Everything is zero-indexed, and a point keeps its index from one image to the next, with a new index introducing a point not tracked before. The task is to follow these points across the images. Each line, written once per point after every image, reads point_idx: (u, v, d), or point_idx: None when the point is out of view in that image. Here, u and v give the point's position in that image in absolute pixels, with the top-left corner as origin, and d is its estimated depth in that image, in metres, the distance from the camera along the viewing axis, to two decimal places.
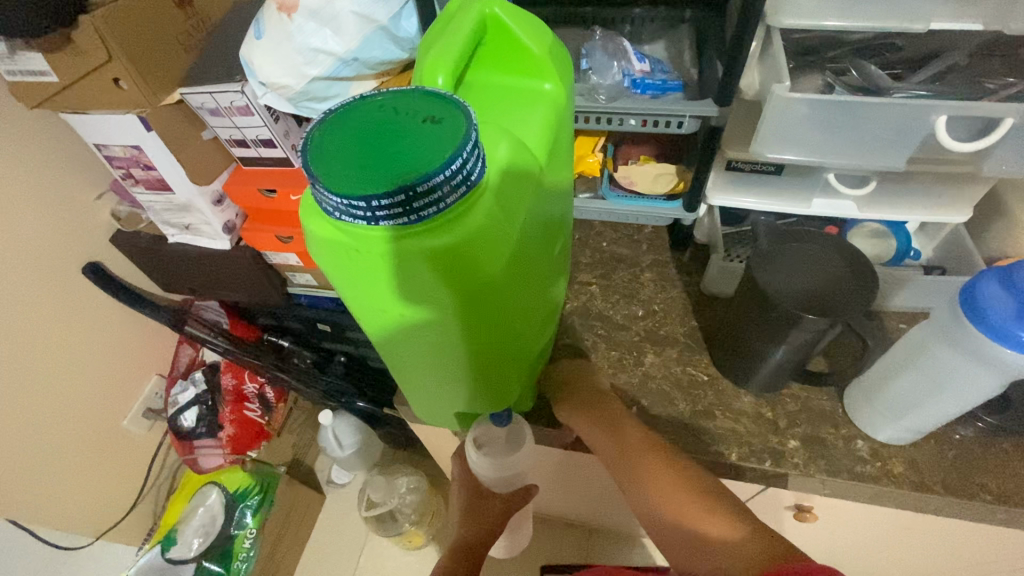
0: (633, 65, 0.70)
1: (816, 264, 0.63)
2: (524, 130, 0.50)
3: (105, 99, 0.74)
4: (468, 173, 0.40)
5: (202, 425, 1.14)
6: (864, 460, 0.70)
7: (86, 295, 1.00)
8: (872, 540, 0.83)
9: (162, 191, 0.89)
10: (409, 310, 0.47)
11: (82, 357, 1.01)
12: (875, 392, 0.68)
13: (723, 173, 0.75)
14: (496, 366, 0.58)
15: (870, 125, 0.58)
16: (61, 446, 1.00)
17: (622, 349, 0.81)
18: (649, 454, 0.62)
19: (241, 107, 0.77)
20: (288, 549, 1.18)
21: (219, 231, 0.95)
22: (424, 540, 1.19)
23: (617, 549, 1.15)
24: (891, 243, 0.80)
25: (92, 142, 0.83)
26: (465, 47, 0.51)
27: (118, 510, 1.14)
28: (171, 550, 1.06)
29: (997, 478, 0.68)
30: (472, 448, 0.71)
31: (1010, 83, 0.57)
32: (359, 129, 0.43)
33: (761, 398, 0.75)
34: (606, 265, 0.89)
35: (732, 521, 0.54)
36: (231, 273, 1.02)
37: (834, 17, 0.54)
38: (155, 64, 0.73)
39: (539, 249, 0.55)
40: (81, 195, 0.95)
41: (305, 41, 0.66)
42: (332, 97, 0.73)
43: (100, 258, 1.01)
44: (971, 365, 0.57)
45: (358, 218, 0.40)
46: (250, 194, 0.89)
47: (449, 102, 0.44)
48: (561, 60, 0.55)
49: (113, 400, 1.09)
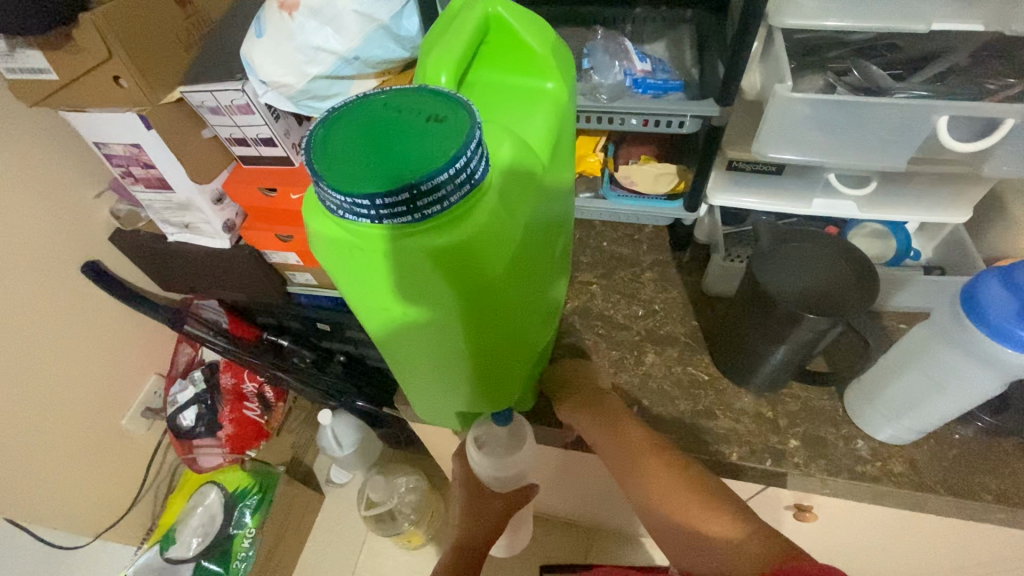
0: (635, 65, 0.69)
1: (817, 264, 0.63)
2: (527, 129, 0.50)
3: (105, 97, 0.74)
4: (472, 171, 0.40)
5: (201, 424, 1.12)
6: (864, 459, 0.70)
7: (84, 294, 1.00)
8: (872, 540, 0.83)
9: (162, 190, 0.88)
10: (413, 308, 0.47)
11: (80, 357, 1.01)
12: (875, 392, 0.68)
13: (724, 173, 0.75)
14: (499, 365, 0.58)
15: (872, 126, 0.58)
16: (59, 446, 1.00)
17: (622, 349, 0.81)
18: (650, 453, 0.62)
19: (241, 105, 0.77)
20: (287, 548, 1.18)
21: (219, 230, 0.94)
22: (423, 540, 1.19)
23: (617, 549, 1.15)
24: (891, 243, 0.80)
25: (91, 140, 0.83)
26: (467, 46, 0.51)
27: (117, 510, 1.14)
28: (171, 549, 1.06)
29: (996, 478, 0.68)
30: (472, 448, 0.71)
31: (1011, 84, 0.57)
32: (363, 127, 0.43)
33: (762, 398, 0.75)
34: (606, 265, 0.89)
35: (732, 521, 0.54)
36: (231, 272, 1.02)
37: (836, 17, 0.54)
38: (155, 62, 0.73)
39: (541, 248, 0.55)
40: (80, 194, 0.95)
41: (306, 40, 0.66)
42: (333, 96, 0.73)
43: (99, 257, 1.01)
44: (972, 365, 0.58)
45: (361, 216, 0.40)
46: (250, 193, 0.89)
47: (453, 100, 0.44)
48: (564, 59, 0.55)
49: (111, 400, 1.09)
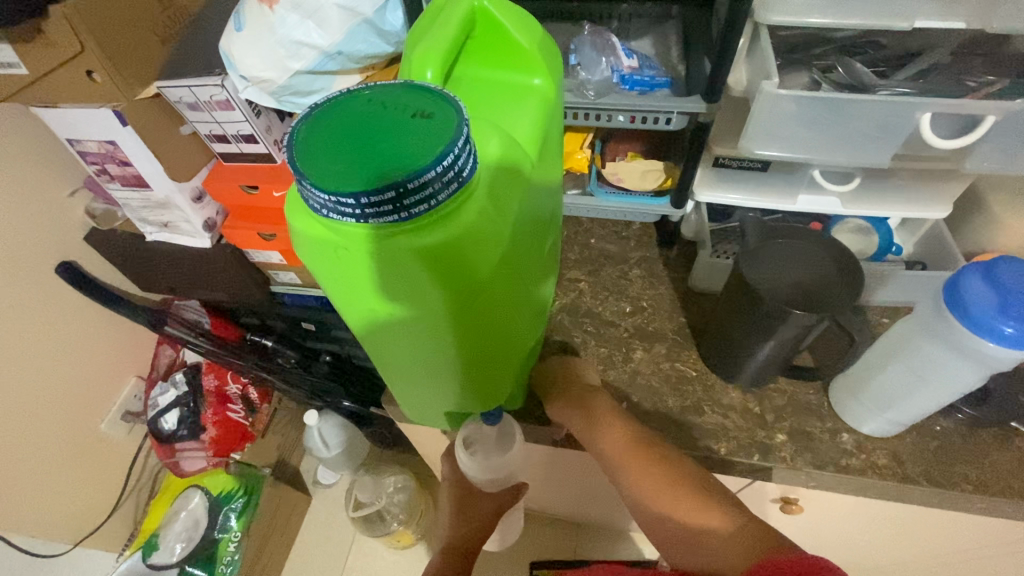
0: (621, 61, 0.69)
1: (800, 259, 0.63)
2: (514, 127, 0.50)
3: (78, 92, 0.72)
4: (460, 169, 0.39)
5: (183, 427, 1.11)
6: (848, 452, 0.71)
7: (58, 295, 0.97)
8: (856, 530, 0.84)
9: (139, 188, 0.86)
10: (397, 308, 0.46)
11: (55, 360, 0.98)
12: (860, 386, 0.69)
13: (711, 170, 0.76)
14: (486, 365, 0.58)
15: (856, 122, 0.58)
16: (33, 453, 0.97)
17: (610, 346, 0.81)
18: (640, 451, 0.62)
19: (221, 102, 0.75)
20: (274, 551, 1.16)
21: (199, 229, 0.92)
22: (413, 539, 1.19)
23: (606, 544, 1.16)
24: (873, 239, 0.81)
25: (65, 137, 0.80)
26: (454, 40, 0.50)
27: (96, 516, 1.11)
28: (153, 555, 1.04)
29: (976, 468, 0.69)
30: (462, 449, 0.71)
31: (990, 82, 0.58)
32: (347, 124, 0.42)
33: (749, 393, 0.76)
34: (594, 262, 0.89)
35: (725, 514, 0.54)
36: (213, 272, 0.99)
37: (820, 13, 0.54)
38: (130, 56, 0.71)
39: (530, 245, 0.54)
40: (53, 192, 0.92)
41: (288, 35, 0.64)
42: (316, 91, 0.71)
43: (73, 257, 0.98)
44: (952, 359, 0.58)
45: (345, 216, 0.39)
46: (232, 190, 0.87)
47: (440, 96, 0.43)
48: (551, 54, 0.54)
49: (87, 405, 1.06)
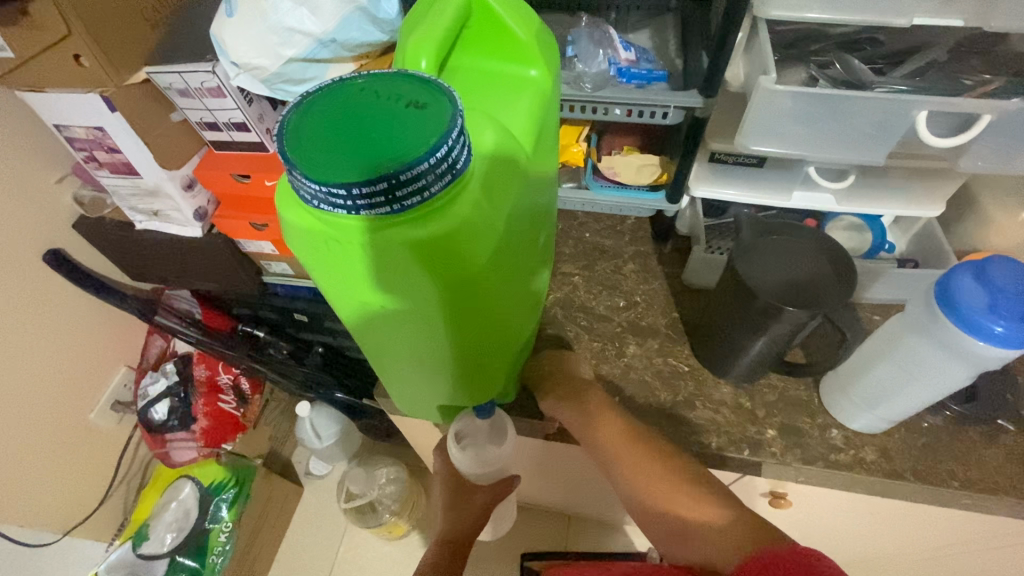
0: (619, 54, 0.68)
1: (793, 255, 0.63)
2: (510, 120, 0.49)
3: (65, 77, 0.70)
4: (455, 160, 0.39)
5: (174, 417, 1.11)
6: (837, 448, 0.72)
7: (45, 283, 0.96)
8: (844, 524, 0.85)
9: (129, 175, 0.84)
10: (388, 299, 0.46)
11: (42, 349, 0.97)
12: (851, 382, 0.69)
13: (707, 165, 0.75)
14: (479, 357, 0.57)
15: (852, 118, 0.58)
16: (20, 442, 0.96)
17: (603, 340, 0.81)
18: (631, 446, 0.62)
19: (213, 89, 0.74)
20: (266, 541, 1.16)
21: (190, 218, 0.91)
22: (406, 529, 1.19)
23: (597, 536, 1.17)
24: (866, 237, 0.81)
25: (52, 122, 0.79)
26: (449, 29, 0.49)
27: (85, 506, 1.11)
28: (143, 546, 1.03)
29: (963, 465, 0.70)
30: (454, 443, 0.71)
31: (987, 80, 0.58)
32: (337, 114, 0.41)
33: (740, 388, 0.76)
34: (588, 256, 0.89)
35: (715, 507, 0.54)
36: (204, 262, 0.99)
37: (818, 9, 0.54)
38: (118, 40, 0.70)
39: (525, 237, 0.54)
40: (40, 179, 0.90)
41: (281, 21, 0.63)
42: (308, 80, 0.70)
43: (60, 245, 0.96)
44: (941, 356, 0.59)
45: (337, 207, 0.38)
46: (223, 178, 0.86)
47: (433, 87, 0.42)
48: (547, 45, 0.54)
49: (76, 393, 1.05)
